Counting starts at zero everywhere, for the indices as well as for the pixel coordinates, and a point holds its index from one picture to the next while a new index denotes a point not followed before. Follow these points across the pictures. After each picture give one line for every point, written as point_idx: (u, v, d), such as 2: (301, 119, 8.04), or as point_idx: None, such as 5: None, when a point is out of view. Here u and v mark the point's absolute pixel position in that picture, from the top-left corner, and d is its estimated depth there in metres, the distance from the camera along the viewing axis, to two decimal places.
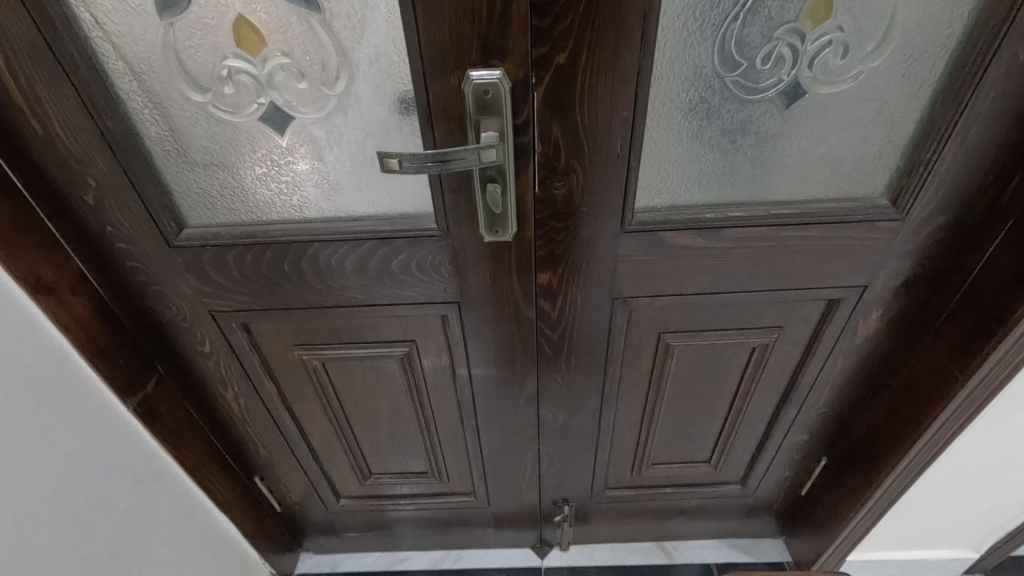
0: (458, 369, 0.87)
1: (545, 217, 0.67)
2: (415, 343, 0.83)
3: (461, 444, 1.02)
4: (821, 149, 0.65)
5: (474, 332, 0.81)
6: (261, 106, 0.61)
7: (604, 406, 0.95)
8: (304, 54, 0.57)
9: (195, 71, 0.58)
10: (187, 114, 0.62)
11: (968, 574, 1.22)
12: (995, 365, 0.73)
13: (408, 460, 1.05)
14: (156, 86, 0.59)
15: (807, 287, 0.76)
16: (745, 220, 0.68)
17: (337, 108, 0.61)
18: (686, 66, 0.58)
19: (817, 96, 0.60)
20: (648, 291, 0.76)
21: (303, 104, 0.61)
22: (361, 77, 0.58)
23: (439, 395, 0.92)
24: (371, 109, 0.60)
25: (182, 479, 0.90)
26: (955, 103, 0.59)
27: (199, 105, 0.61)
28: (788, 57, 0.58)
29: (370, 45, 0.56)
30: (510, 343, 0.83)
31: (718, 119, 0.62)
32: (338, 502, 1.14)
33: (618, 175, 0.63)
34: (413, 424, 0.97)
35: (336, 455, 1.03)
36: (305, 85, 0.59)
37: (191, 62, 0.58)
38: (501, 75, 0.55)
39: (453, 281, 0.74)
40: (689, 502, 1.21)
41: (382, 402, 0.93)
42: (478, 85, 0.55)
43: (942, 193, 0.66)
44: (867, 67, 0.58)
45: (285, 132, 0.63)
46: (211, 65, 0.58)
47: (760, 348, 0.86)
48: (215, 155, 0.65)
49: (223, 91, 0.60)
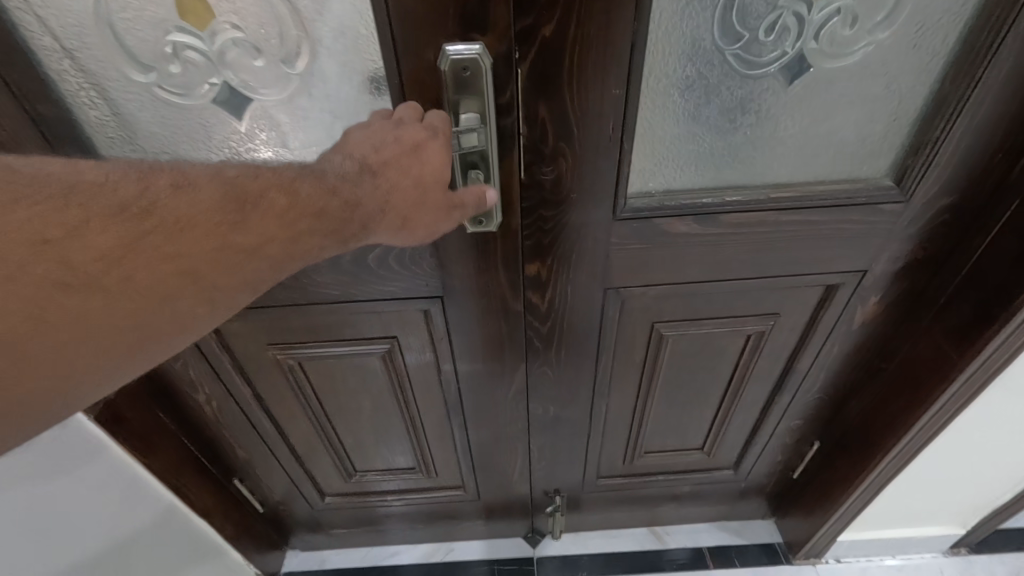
0: (443, 365, 0.83)
1: (532, 205, 0.63)
2: (397, 339, 0.79)
3: (449, 439, 0.98)
4: (824, 128, 0.61)
5: (460, 326, 0.77)
6: (214, 88, 0.55)
7: (596, 398, 0.93)
8: (259, 27, 0.51)
9: (135, 47, 0.52)
10: (131, 97, 0.55)
11: (953, 548, 1.23)
12: (996, 350, 0.71)
13: (395, 457, 1.02)
14: (91, 65, 0.53)
15: (806, 274, 0.73)
16: (743, 205, 0.64)
17: (300, 89, 0.55)
18: (683, 38, 0.53)
19: (822, 71, 0.56)
20: (641, 280, 0.72)
21: (261, 84, 0.55)
22: (326, 53, 0.53)
23: (425, 392, 0.88)
24: (338, 90, 0.55)
25: (161, 491, 0.87)
26: (967, 78, 0.55)
27: (142, 86, 0.54)
28: (793, 28, 0.53)
29: (334, 16, 0.51)
30: (497, 337, 0.79)
31: (717, 97, 0.57)
32: (323, 501, 1.11)
33: (611, 159, 0.59)
34: (398, 421, 0.94)
35: (319, 454, 0.99)
36: (262, 63, 0.53)
37: (129, 36, 0.51)
38: (481, 50, 0.50)
39: (435, 274, 0.69)
40: (681, 488, 1.20)
41: (365, 399, 0.89)
42: (456, 62, 0.50)
43: (948, 173, 0.62)
44: (876, 39, 0.54)
45: (244, 117, 0.57)
46: (152, 41, 0.51)
47: (754, 336, 0.84)
48: (166, 143, 0.58)
49: (168, 71, 0.53)
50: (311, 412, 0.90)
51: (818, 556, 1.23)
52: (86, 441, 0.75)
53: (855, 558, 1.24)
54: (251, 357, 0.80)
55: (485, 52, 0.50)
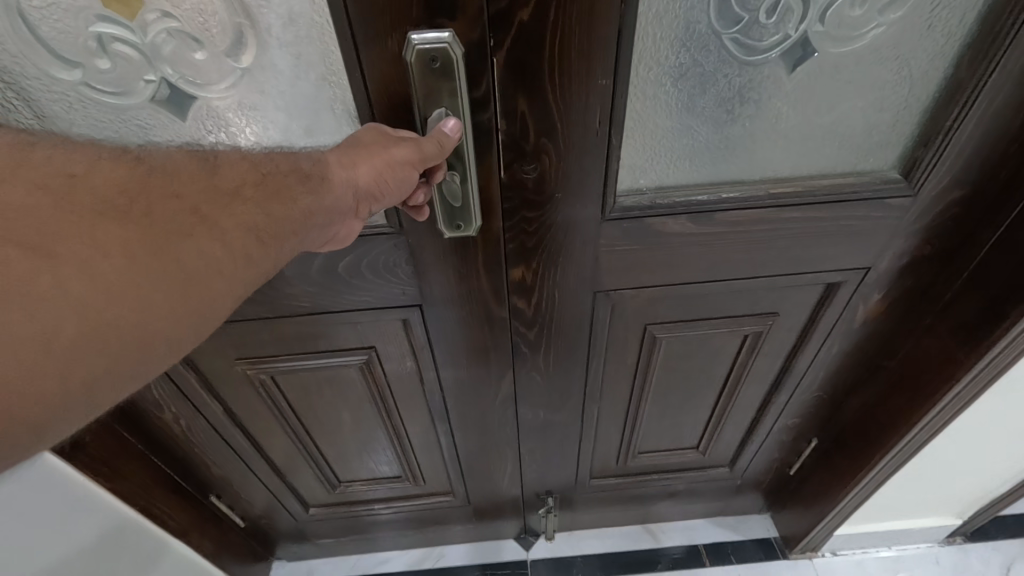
0: (425, 374, 0.79)
1: (514, 206, 0.58)
2: (375, 350, 0.74)
3: (435, 447, 0.95)
4: (829, 118, 0.56)
5: (441, 334, 0.72)
6: (152, 85, 0.49)
7: (587, 402, 0.89)
8: (196, 15, 0.46)
9: (54, 41, 0.46)
10: (56, 98, 0.49)
11: (949, 537, 1.22)
12: (1004, 349, 0.68)
13: (379, 466, 0.98)
14: (4, 61, 0.47)
15: (806, 273, 0.69)
16: (741, 202, 0.59)
17: (250, 85, 0.50)
18: (677, 20, 0.47)
19: (828, 55, 0.51)
20: (633, 282, 0.68)
21: (204, 80, 0.49)
22: (275, 44, 0.48)
23: (407, 401, 0.84)
24: (292, 84, 0.50)
25: (156, 532, 0.88)
26: (985, 61, 0.50)
27: (68, 85, 0.48)
28: (797, 9, 0.48)
29: (281, 2, 0.45)
30: (483, 345, 0.75)
31: (713, 86, 0.52)
32: (307, 512, 1.07)
33: (598, 155, 0.54)
34: (380, 431, 0.89)
35: (299, 466, 0.95)
36: (203, 56, 0.48)
37: (44, 27, 0.45)
38: (451, 38, 0.44)
39: (411, 283, 0.65)
40: (676, 486, 1.17)
41: (344, 411, 0.85)
42: (423, 51, 0.44)
43: (960, 163, 0.58)
44: (888, 19, 0.49)
45: (188, 117, 0.51)
46: (73, 32, 0.46)
47: (752, 336, 0.80)
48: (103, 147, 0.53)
49: (96, 66, 0.47)
50: (287, 425, 0.86)
51: (815, 550, 1.21)
52: (79, 494, 0.75)
53: (852, 550, 1.22)
54: (220, 373, 0.75)
55: (457, 39, 0.45)
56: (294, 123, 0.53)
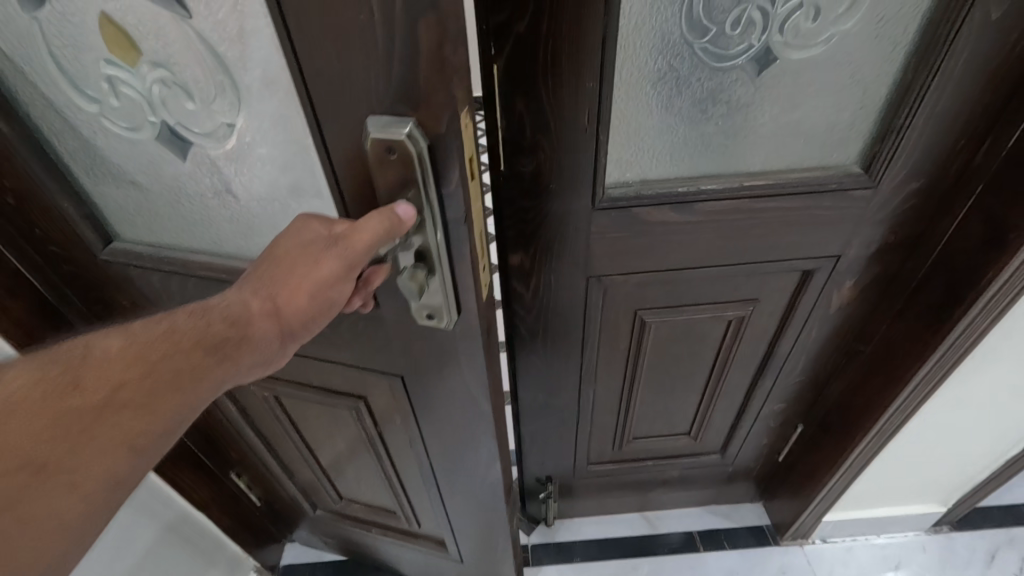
0: (415, 434, 0.79)
1: (514, 195, 0.65)
2: (364, 399, 0.77)
3: (424, 498, 0.93)
4: (793, 117, 0.63)
5: (424, 404, 0.72)
6: (155, 125, 0.54)
7: (584, 385, 0.95)
8: (188, 68, 0.48)
9: (78, 77, 0.52)
10: (86, 124, 0.56)
11: (936, 525, 1.26)
12: (966, 330, 0.74)
13: (375, 496, 1.00)
14: (48, 92, 0.54)
15: (783, 259, 0.75)
16: (717, 193, 0.66)
17: (235, 137, 0.52)
18: (653, 32, 0.55)
19: (788, 62, 0.58)
20: (622, 268, 0.75)
21: (198, 126, 0.52)
22: (253, 104, 0.48)
23: (397, 449, 0.85)
24: (270, 141, 0.51)
25: (221, 538, 1.07)
26: (927, 66, 0.57)
27: (92, 115, 0.55)
28: (758, 21, 0.55)
29: (257, 66, 0.45)
30: (466, 423, 0.72)
31: (688, 88, 0.59)
32: (314, 512, 1.12)
33: (588, 150, 0.61)
34: (374, 466, 0.92)
35: (304, 471, 1.00)
36: (196, 106, 0.51)
37: (71, 65, 0.51)
38: (407, 131, 0.42)
39: (393, 351, 0.66)
40: (670, 473, 1.22)
41: (340, 439, 0.89)
42: (381, 142, 0.43)
43: (914, 157, 0.64)
44: (839, 30, 0.56)
45: (186, 155, 0.56)
46: (94, 71, 0.51)
47: (735, 321, 0.86)
48: (124, 170, 0.60)
49: (113, 103, 0.53)
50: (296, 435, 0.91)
51: (804, 537, 1.25)
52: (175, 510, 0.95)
53: (841, 537, 1.27)
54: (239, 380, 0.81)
55: (420, 130, 0.42)
56: (278, 179, 0.54)
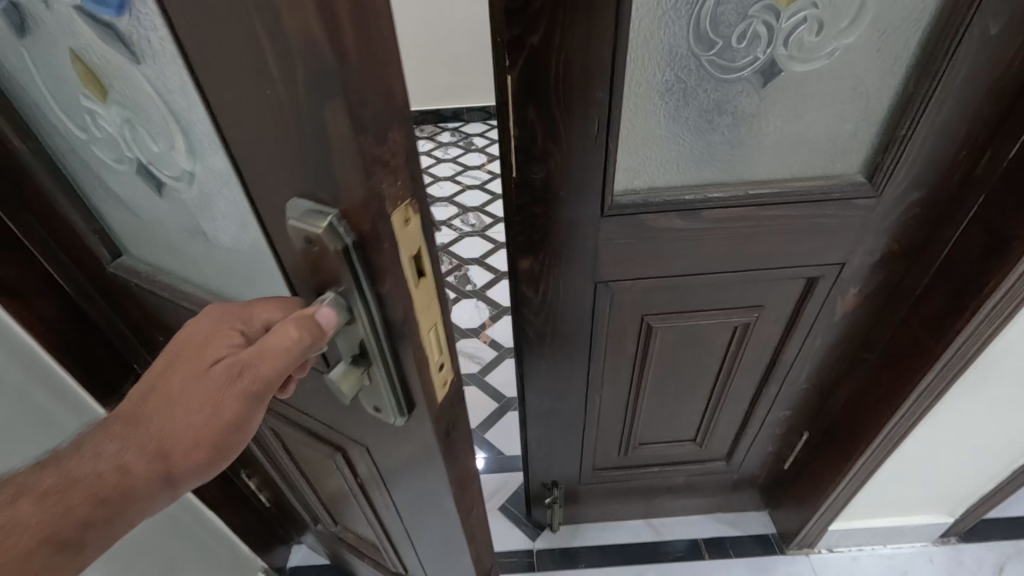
0: (388, 501, 0.71)
1: (524, 202, 0.67)
2: (340, 454, 0.70)
3: (404, 552, 0.86)
4: (797, 128, 0.65)
5: (393, 478, 0.64)
6: (137, 159, 0.51)
7: (590, 390, 0.96)
8: (156, 110, 0.44)
9: (69, 104, 0.50)
10: (83, 147, 0.55)
11: (943, 536, 1.26)
12: (969, 338, 0.75)
13: (362, 534, 0.96)
14: (46, 113, 0.53)
15: (787, 267, 0.77)
16: (724, 201, 0.68)
17: (205, 184, 0.48)
18: (661, 45, 0.57)
19: (792, 74, 0.60)
20: (630, 274, 0.76)
21: (172, 167, 0.49)
22: (212, 156, 0.43)
23: (374, 508, 0.78)
24: (231, 194, 0.46)
25: (234, 538, 1.09)
26: (927, 80, 0.58)
27: (86, 140, 0.53)
28: (763, 35, 0.57)
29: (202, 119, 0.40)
30: (433, 508, 0.63)
31: (694, 99, 0.61)
32: (315, 525, 1.13)
33: (597, 158, 0.62)
34: (358, 511, 0.86)
35: (302, 488, 0.99)
36: (167, 148, 0.47)
37: (61, 91, 0.50)
38: (327, 222, 0.35)
39: (358, 422, 0.58)
40: (675, 480, 1.23)
41: (327, 478, 0.84)
42: (301, 229, 0.36)
43: (915, 167, 0.66)
44: (842, 44, 0.58)
45: (166, 191, 0.53)
46: (79, 100, 0.49)
47: (740, 328, 0.87)
48: (122, 194, 0.58)
49: (101, 132, 0.51)
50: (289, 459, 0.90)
51: (810, 546, 1.25)
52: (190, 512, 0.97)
53: (847, 547, 1.26)
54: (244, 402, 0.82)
55: (345, 224, 0.35)
56: (245, 232, 0.49)
